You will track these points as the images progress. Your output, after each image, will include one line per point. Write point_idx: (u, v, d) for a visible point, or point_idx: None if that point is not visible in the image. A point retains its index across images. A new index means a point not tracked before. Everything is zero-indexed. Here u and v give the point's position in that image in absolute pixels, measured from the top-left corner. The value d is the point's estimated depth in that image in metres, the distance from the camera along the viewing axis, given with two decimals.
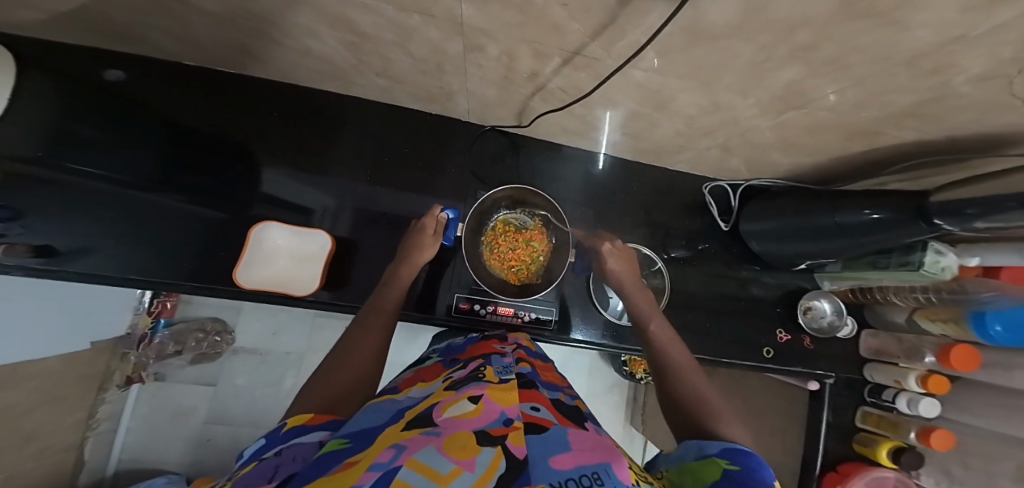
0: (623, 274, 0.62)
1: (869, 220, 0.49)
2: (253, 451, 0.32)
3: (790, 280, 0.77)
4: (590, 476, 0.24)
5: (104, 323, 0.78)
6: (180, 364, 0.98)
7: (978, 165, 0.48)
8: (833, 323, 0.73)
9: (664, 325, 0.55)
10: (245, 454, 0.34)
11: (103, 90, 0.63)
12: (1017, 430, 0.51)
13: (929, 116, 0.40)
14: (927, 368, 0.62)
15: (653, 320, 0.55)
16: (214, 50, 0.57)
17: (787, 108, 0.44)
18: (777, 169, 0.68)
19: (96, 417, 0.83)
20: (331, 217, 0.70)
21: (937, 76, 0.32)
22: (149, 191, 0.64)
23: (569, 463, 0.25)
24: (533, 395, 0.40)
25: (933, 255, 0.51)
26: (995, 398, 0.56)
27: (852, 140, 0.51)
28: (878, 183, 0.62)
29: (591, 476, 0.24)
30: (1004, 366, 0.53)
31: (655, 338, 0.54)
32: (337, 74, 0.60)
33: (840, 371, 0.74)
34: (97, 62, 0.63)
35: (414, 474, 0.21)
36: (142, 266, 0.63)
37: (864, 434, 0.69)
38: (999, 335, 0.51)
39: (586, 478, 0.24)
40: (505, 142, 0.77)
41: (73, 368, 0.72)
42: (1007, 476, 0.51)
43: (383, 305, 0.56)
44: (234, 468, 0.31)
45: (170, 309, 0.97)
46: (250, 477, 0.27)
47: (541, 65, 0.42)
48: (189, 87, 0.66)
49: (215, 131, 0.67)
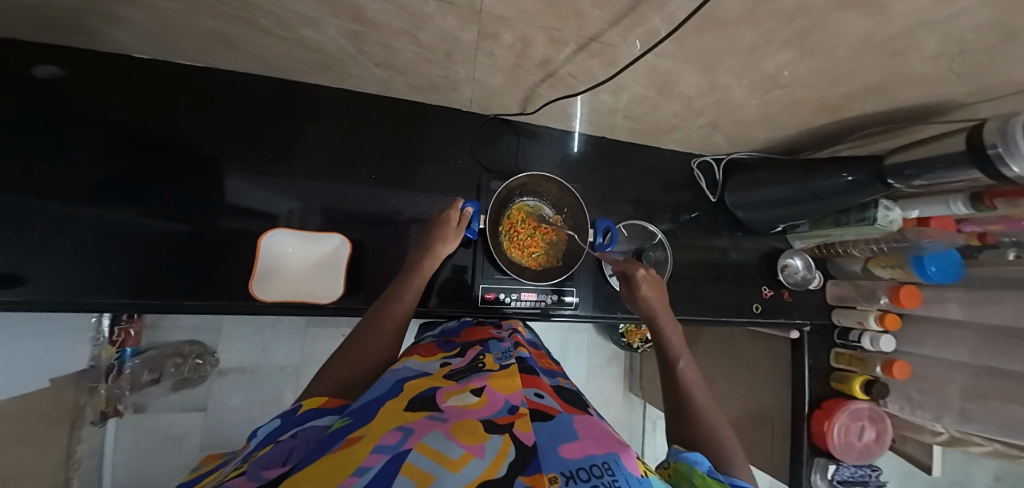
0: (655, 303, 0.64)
1: (845, 182, 0.56)
2: (268, 431, 0.33)
3: (768, 242, 0.86)
4: (600, 466, 0.23)
5: (63, 357, 0.69)
6: (161, 393, 0.90)
7: (918, 131, 0.58)
8: (806, 277, 0.84)
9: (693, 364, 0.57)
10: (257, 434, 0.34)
11: (37, 89, 0.54)
12: (960, 354, 0.66)
13: (886, 92, 0.47)
14: (881, 308, 0.75)
15: (682, 357, 0.57)
16: (188, 43, 0.52)
17: (772, 88, 0.50)
18: (754, 144, 0.75)
19: (76, 456, 0.75)
20: (298, 218, 0.67)
21: (901, 55, 0.38)
22: (118, 205, 0.57)
23: (577, 452, 0.25)
24: (533, 380, 0.41)
25: (884, 210, 0.60)
26: (941, 330, 0.70)
27: (822, 114, 0.58)
28: (833, 151, 0.72)
29: (600, 465, 0.24)
30: (940, 302, 0.69)
31: (682, 373, 0.55)
32: (329, 65, 0.57)
33: (814, 319, 0.84)
34: (26, 56, 0.54)
35: (421, 457, 0.21)
36: (121, 289, 0.57)
37: (839, 373, 0.80)
38: (934, 273, 0.63)
39: (597, 468, 0.23)
40: (505, 129, 0.79)
41: (41, 408, 0.64)
42: (955, 393, 0.66)
43: (403, 293, 0.56)
44: (250, 446, 0.32)
45: (135, 337, 0.87)
46: (265, 456, 0.28)
47: (555, 51, 0.44)
48: (148, 84, 0.59)
49: (189, 133, 0.61)
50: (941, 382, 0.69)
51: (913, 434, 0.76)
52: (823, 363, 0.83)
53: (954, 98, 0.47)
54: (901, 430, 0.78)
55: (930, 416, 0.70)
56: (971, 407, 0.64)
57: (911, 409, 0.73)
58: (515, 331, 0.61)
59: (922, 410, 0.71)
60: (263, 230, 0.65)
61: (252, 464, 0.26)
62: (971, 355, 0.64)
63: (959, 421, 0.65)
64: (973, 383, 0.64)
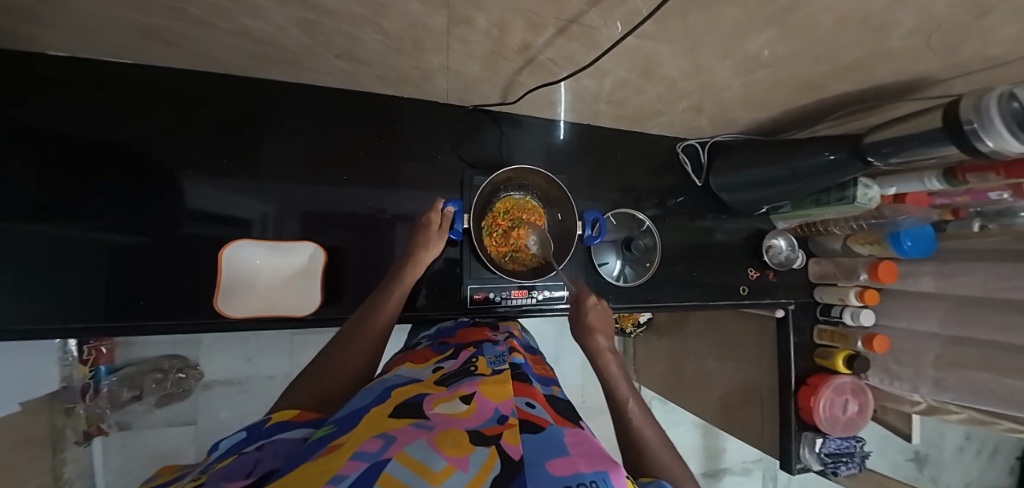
0: (598, 340, 0.58)
1: (827, 160, 0.56)
2: (231, 446, 0.32)
3: (753, 224, 0.87)
4: (588, 485, 0.22)
5: (30, 379, 0.65)
6: (144, 409, 0.87)
7: (893, 108, 0.59)
8: (790, 257, 0.85)
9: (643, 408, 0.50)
10: (222, 447, 0.33)
11: None
12: (934, 325, 0.69)
13: (862, 70, 0.48)
14: (861, 284, 0.78)
15: (631, 400, 0.50)
16: (136, 39, 0.49)
17: (754, 69, 0.49)
18: (737, 126, 0.75)
19: (64, 478, 0.73)
20: (274, 225, 0.64)
21: (878, 32, 0.38)
22: (80, 217, 0.54)
23: (566, 468, 0.24)
24: (525, 388, 0.41)
25: (863, 188, 0.61)
26: (916, 302, 0.73)
27: (801, 94, 0.58)
28: (813, 131, 0.73)
29: (589, 484, 0.22)
30: (916, 276, 0.71)
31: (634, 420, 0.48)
32: (292, 58, 0.54)
33: (797, 297, 0.87)
34: None
35: (399, 468, 0.20)
36: (93, 305, 0.54)
37: (823, 348, 0.84)
38: (911, 248, 0.65)
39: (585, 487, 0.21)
40: (487, 121, 0.77)
41: (14, 432, 0.61)
42: (930, 363, 0.70)
43: (385, 305, 0.54)
44: (207, 463, 0.30)
45: (108, 354, 0.84)
46: (227, 466, 0.27)
47: (534, 36, 0.42)
48: (96, 89, 0.55)
49: (152, 138, 0.58)
50: (916, 353, 0.72)
51: (892, 404, 0.79)
52: (806, 339, 0.86)
53: (927, 74, 0.47)
54: (881, 400, 0.82)
55: (908, 387, 0.74)
56: (946, 376, 0.67)
57: (890, 381, 0.77)
58: (511, 335, 0.60)
59: (901, 381, 0.75)
60: (232, 239, 0.62)
61: (214, 476, 0.25)
62: (942, 326, 0.68)
63: (936, 390, 0.68)
64: (947, 351, 0.68)
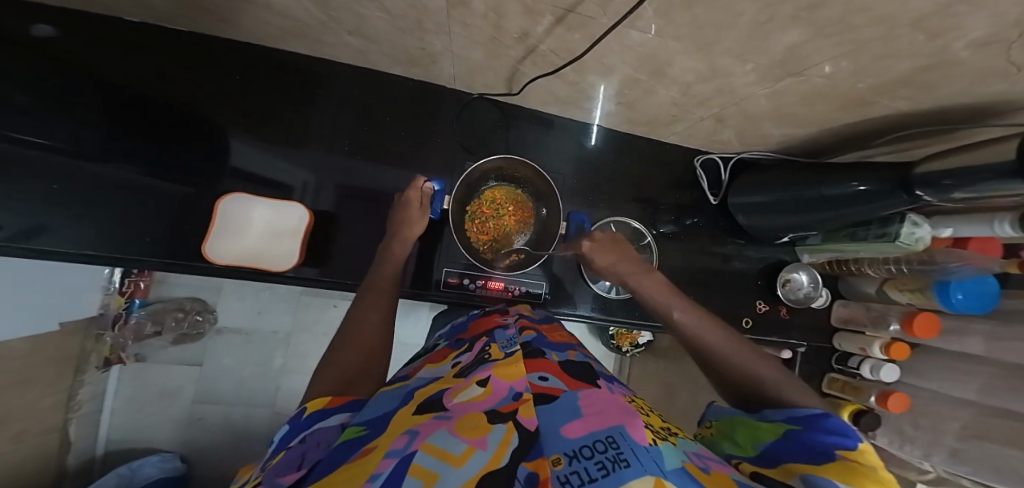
0: (619, 264, 0.58)
1: (856, 191, 0.50)
2: (278, 440, 0.30)
3: (772, 253, 0.81)
4: (603, 441, 0.22)
5: (71, 304, 0.74)
6: (161, 345, 0.97)
7: (965, 135, 0.49)
8: (809, 295, 0.77)
9: (688, 308, 0.53)
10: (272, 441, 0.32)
11: (28, 48, 0.55)
12: (964, 392, 0.61)
13: (921, 84, 0.40)
14: (891, 336, 0.68)
15: (673, 309, 0.53)
16: (164, 5, 0.52)
17: (783, 75, 0.44)
18: (767, 142, 0.68)
19: (77, 399, 0.83)
20: (312, 193, 0.68)
21: (937, 39, 0.31)
22: (117, 164, 0.60)
23: (580, 431, 0.23)
24: (539, 363, 0.35)
25: (910, 226, 0.53)
26: (950, 363, 0.64)
27: (844, 109, 0.51)
28: (864, 155, 0.65)
29: (603, 440, 0.22)
30: (959, 332, 0.62)
31: (680, 325, 0.52)
32: (305, 31, 0.55)
33: (811, 340, 0.80)
34: (19, 12, 0.54)
35: (425, 456, 0.19)
36: (119, 245, 0.61)
37: (830, 398, 0.78)
38: (961, 301, 0.55)
39: (601, 444, 0.21)
40: (496, 112, 0.74)
41: (47, 347, 0.69)
42: (952, 433, 0.61)
43: (378, 283, 0.55)
44: (263, 459, 0.29)
45: (145, 289, 0.93)
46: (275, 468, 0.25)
47: (532, 24, 0.40)
48: (136, 48, 0.60)
49: (180, 98, 0.62)
50: (939, 419, 0.64)
51: (897, 470, 0.73)
52: (813, 386, 0.80)
53: (1005, 97, 0.40)
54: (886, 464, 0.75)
55: (919, 453, 0.66)
56: (965, 448, 0.59)
57: (900, 444, 0.69)
58: (522, 316, 0.54)
59: (911, 446, 0.67)
60: (233, 190, 0.65)
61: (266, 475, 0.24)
62: (976, 395, 0.59)
63: (951, 461, 0.61)
64: (975, 422, 0.59)
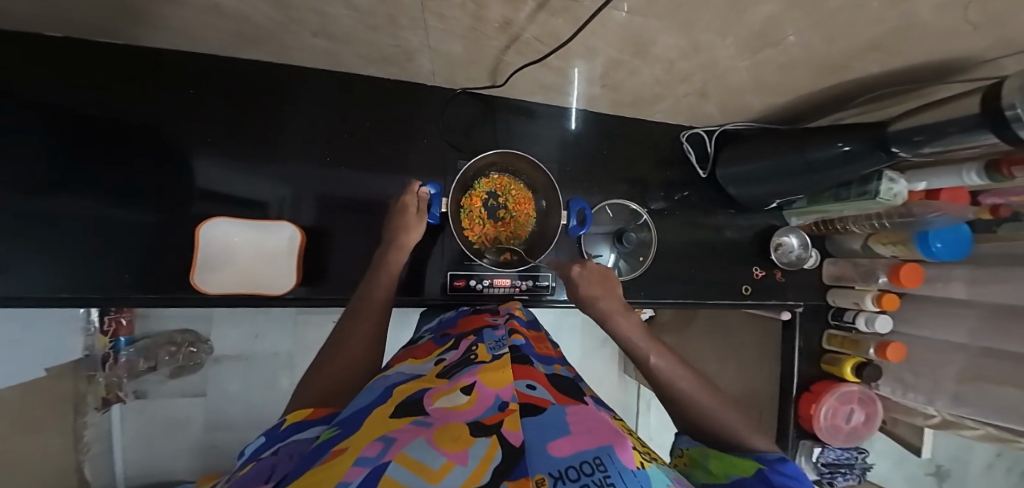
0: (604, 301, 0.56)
1: (842, 152, 0.51)
2: (253, 451, 0.31)
3: (762, 220, 0.83)
4: (591, 462, 0.20)
5: (53, 349, 0.70)
6: (159, 379, 0.93)
7: (933, 91, 0.52)
8: (801, 256, 0.81)
9: (665, 353, 0.51)
10: (246, 451, 0.32)
11: None
12: (956, 336, 0.65)
13: (888, 47, 0.42)
14: (880, 287, 0.72)
15: (653, 353, 0.51)
16: (120, 21, 0.49)
17: (761, 47, 0.45)
18: (749, 113, 0.70)
19: (84, 440, 0.81)
20: (290, 206, 0.66)
21: (902, 6, 0.33)
22: (92, 197, 0.58)
23: (568, 449, 0.22)
24: (525, 369, 0.35)
25: (887, 183, 0.55)
26: (938, 309, 0.68)
27: (819, 76, 0.52)
28: (837, 119, 0.68)
29: (592, 461, 0.21)
30: (943, 280, 0.66)
31: (659, 372, 0.49)
32: (272, 37, 0.54)
33: (807, 299, 0.84)
34: None
35: (399, 468, 0.18)
36: (103, 282, 0.58)
37: (831, 355, 0.81)
38: (940, 250, 0.60)
39: (589, 465, 0.20)
40: (478, 105, 0.74)
41: (37, 395, 0.66)
42: (951, 378, 0.65)
43: (375, 294, 0.54)
44: (235, 468, 0.30)
45: (128, 326, 0.88)
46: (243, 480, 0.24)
47: (515, 12, 0.39)
48: (92, 73, 0.57)
49: (146, 120, 0.60)
50: (937, 365, 0.68)
51: (904, 416, 0.77)
52: (814, 345, 0.84)
53: (969, 54, 0.42)
54: (893, 412, 0.80)
55: (923, 398, 0.70)
56: (965, 390, 0.63)
57: (904, 391, 0.74)
58: (512, 316, 0.55)
59: (915, 393, 0.72)
60: (212, 215, 0.63)
61: None
62: (968, 337, 0.63)
63: (954, 404, 0.65)
64: (972, 364, 0.63)
